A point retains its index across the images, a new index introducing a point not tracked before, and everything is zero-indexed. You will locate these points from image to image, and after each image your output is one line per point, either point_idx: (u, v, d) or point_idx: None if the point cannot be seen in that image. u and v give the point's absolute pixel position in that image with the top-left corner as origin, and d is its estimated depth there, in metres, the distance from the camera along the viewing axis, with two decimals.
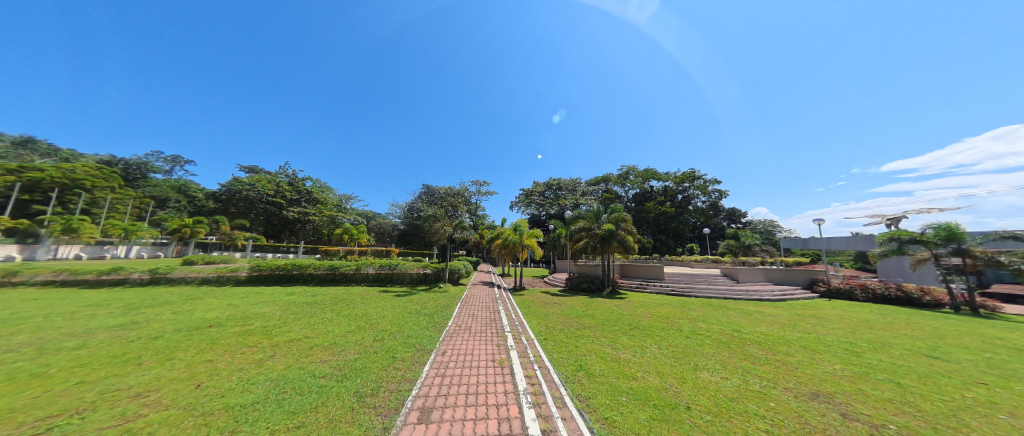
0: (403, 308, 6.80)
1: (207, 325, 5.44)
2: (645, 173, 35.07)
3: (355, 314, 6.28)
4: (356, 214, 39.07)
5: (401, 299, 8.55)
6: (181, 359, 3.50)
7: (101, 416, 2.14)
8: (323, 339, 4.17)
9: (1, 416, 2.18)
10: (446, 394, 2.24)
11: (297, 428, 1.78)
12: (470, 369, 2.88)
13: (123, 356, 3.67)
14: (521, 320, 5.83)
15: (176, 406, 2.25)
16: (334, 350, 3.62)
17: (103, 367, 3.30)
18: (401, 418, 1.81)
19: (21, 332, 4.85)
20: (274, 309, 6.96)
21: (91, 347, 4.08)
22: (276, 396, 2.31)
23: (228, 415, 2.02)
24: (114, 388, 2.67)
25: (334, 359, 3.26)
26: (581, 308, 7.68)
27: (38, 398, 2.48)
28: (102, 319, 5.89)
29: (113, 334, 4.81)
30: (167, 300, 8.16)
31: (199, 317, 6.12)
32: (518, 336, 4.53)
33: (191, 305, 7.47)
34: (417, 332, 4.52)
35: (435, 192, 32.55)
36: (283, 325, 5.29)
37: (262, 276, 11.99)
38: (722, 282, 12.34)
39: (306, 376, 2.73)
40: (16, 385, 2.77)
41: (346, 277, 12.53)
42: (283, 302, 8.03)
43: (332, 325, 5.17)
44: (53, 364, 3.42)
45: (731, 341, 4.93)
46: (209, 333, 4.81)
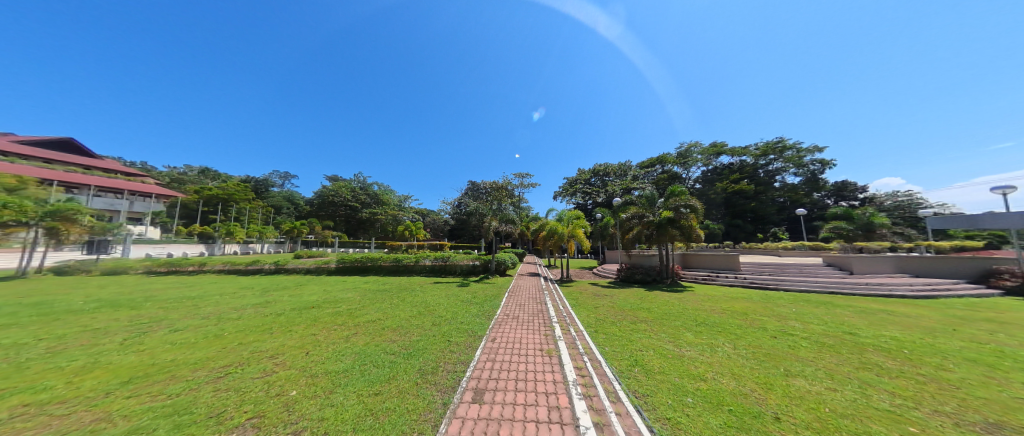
0: (457, 297, 7.33)
1: (312, 305, 6.76)
2: (711, 148, 30.82)
3: (416, 300, 7.00)
4: (414, 212, 43.25)
5: (456, 288, 9.19)
6: (296, 332, 4.42)
7: (251, 369, 2.85)
8: (393, 322, 4.78)
9: (199, 363, 3.08)
10: (497, 378, 2.35)
11: (376, 394, 2.08)
12: (518, 357, 2.95)
13: (262, 327, 4.81)
14: (569, 312, 5.72)
15: (294, 368, 2.85)
16: (401, 332, 4.11)
17: (251, 333, 4.38)
18: (458, 396, 1.95)
19: (207, 305, 6.78)
20: (356, 295, 8.23)
21: (243, 318, 5.46)
22: (360, 367, 2.73)
23: (328, 378, 2.47)
24: (257, 350, 3.51)
25: (402, 339, 3.71)
26: (637, 301, 7.19)
27: (217, 353, 3.43)
28: (249, 298, 7.85)
29: (255, 309, 6.37)
30: (285, 286, 10.37)
31: (306, 299, 7.63)
32: (566, 327, 4.47)
33: (300, 290, 9.35)
34: (468, 319, 4.82)
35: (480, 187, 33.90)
36: (363, 308, 6.21)
37: (346, 267, 14.24)
38: (822, 274, 10.13)
39: (381, 353, 3.16)
40: (205, 342, 3.89)
41: (409, 268, 14.05)
42: (362, 289, 9.46)
43: (400, 310, 5.89)
44: (224, 328, 4.69)
45: (839, 345, 4.01)
46: (312, 312, 5.95)
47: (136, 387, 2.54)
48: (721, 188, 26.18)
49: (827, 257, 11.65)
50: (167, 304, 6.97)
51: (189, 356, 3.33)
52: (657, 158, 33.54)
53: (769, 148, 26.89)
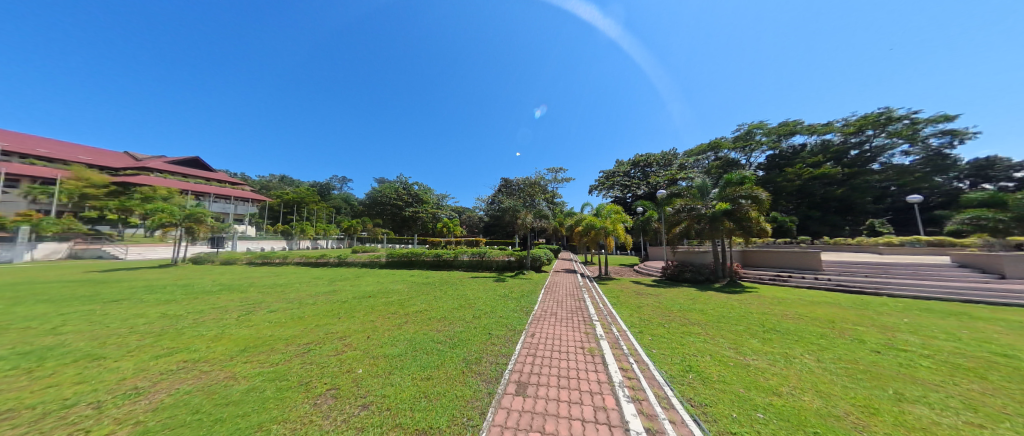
0: (494, 292, 7.55)
1: (368, 295, 7.58)
2: (781, 128, 26.58)
3: (457, 294, 7.39)
4: (450, 210, 45.41)
5: (493, 283, 9.47)
6: (358, 317, 5.02)
7: (326, 347, 3.32)
8: (438, 313, 5.12)
9: (289, 339, 3.69)
10: (539, 373, 2.38)
11: (428, 378, 2.25)
12: (559, 353, 2.94)
13: (332, 311, 5.56)
14: (610, 310, 5.50)
15: (359, 348, 3.24)
16: (445, 323, 4.38)
17: (324, 316, 5.10)
18: (501, 387, 2.01)
19: (291, 291, 8.07)
20: (403, 287, 8.97)
21: (317, 303, 6.38)
22: (412, 352, 2.98)
23: (386, 361, 2.75)
24: (330, 331, 4.08)
25: (447, 329, 3.96)
26: (687, 301, 6.60)
27: (300, 331, 4.07)
28: (319, 286, 9.11)
29: (325, 296, 7.39)
30: (345, 277, 11.75)
31: (363, 289, 8.57)
32: (608, 326, 4.30)
33: (357, 281, 10.53)
34: (507, 313, 4.93)
35: (513, 184, 34.21)
36: (411, 299, 6.77)
37: (394, 261, 15.60)
38: (941, 277, 8.10)
39: (429, 341, 3.41)
40: (292, 322, 4.65)
41: (448, 263, 14.82)
42: (408, 281, 10.28)
43: (443, 302, 6.27)
44: (304, 311, 5.55)
45: (972, 366, 3.17)
46: (369, 301, 6.70)
47: (247, 355, 3.16)
48: (794, 173, 22.47)
49: (957, 257, 9.28)
50: (263, 289, 8.47)
51: (283, 333, 4.02)
52: (709, 143, 30.04)
53: (866, 122, 22.25)
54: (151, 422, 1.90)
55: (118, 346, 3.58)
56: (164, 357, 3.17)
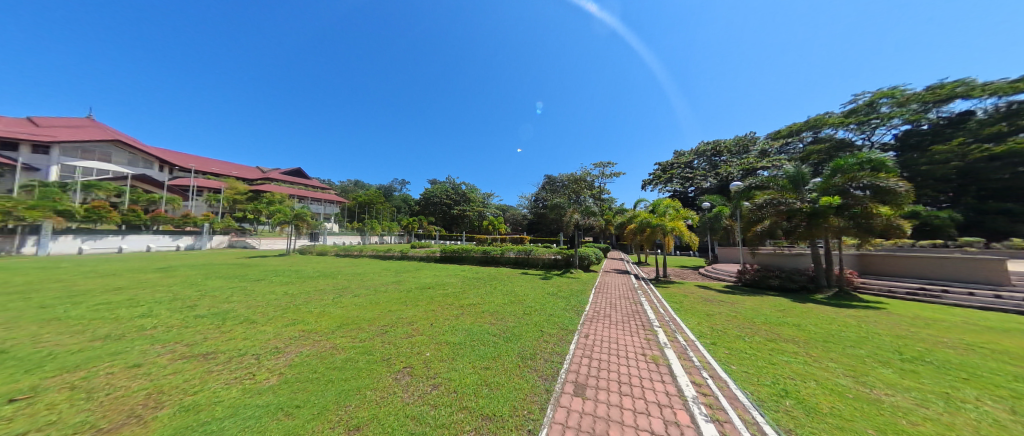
0: (543, 290, 7.54)
1: (427, 286, 8.37)
2: (929, 91, 19.80)
3: (506, 289, 7.63)
4: (495, 208, 47.00)
5: (540, 281, 9.49)
6: (420, 306, 5.59)
7: (398, 330, 3.80)
8: (490, 307, 5.37)
9: (370, 321, 4.33)
10: (597, 377, 2.31)
11: (488, 368, 2.39)
12: (617, 358, 2.81)
13: (399, 299, 6.31)
14: (673, 317, 4.99)
15: (425, 334, 3.62)
16: (497, 317, 4.58)
17: (394, 303, 5.84)
18: (559, 385, 2.03)
19: (367, 280, 9.41)
20: (456, 280, 9.63)
21: (387, 291, 7.32)
22: (471, 342, 3.21)
23: (449, 348, 3.01)
24: (400, 316, 4.66)
25: (500, 323, 4.13)
26: (773, 313, 5.56)
27: (378, 314, 4.75)
28: (386, 277, 10.40)
29: (393, 286, 8.40)
30: (406, 269, 13.14)
31: (422, 281, 9.48)
32: (672, 334, 3.91)
33: (417, 273, 11.68)
34: (557, 312, 4.90)
35: (557, 181, 33.73)
36: (464, 293, 7.25)
37: (446, 256, 16.82)
38: None
39: (485, 333, 3.62)
40: (370, 306, 5.45)
41: (495, 259, 15.35)
42: (460, 276, 10.98)
43: (494, 297, 6.57)
44: (378, 298, 6.43)
45: None
46: (429, 291, 7.40)
47: (342, 330, 3.83)
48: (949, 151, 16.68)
49: None
50: (346, 277, 10.08)
51: (365, 315, 4.75)
52: (806, 122, 24.26)
53: None
54: (283, 378, 2.45)
55: (259, 315, 4.74)
56: (287, 327, 4.06)
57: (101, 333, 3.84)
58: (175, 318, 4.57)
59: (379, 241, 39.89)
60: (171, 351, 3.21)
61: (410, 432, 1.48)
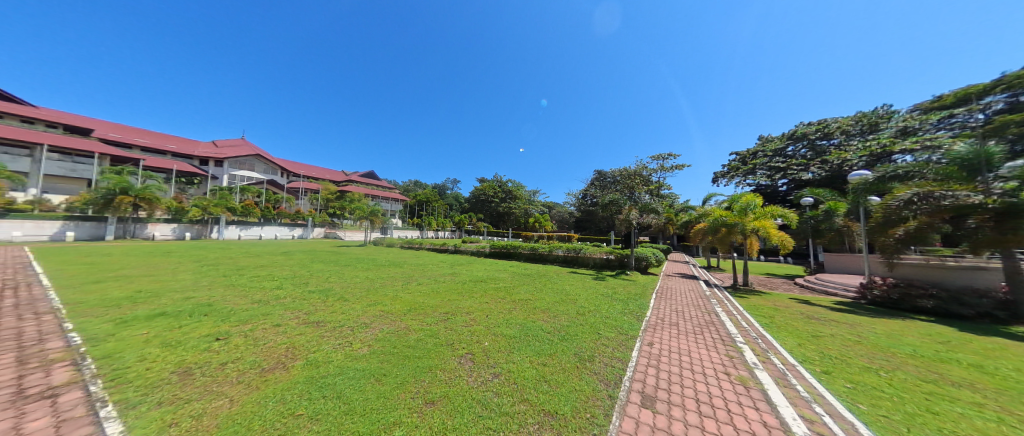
0: (596, 290, 7.22)
1: (479, 279, 8.83)
2: None
3: (557, 287, 7.55)
4: (541, 206, 46.92)
5: (592, 281, 9.10)
6: (474, 297, 5.94)
7: (458, 319, 4.10)
8: (542, 304, 5.39)
9: (432, 307, 4.80)
10: (667, 390, 2.10)
11: (544, 364, 2.41)
12: (690, 373, 2.50)
13: (456, 289, 6.83)
14: (761, 333, 4.20)
15: (480, 324, 3.84)
16: (550, 314, 4.56)
17: (451, 293, 6.33)
18: (624, 393, 1.92)
19: (427, 270, 10.40)
20: (505, 276, 9.90)
21: (444, 282, 7.97)
22: (526, 337, 3.26)
23: (504, 340, 3.12)
24: (458, 305, 5.03)
25: (554, 321, 4.11)
26: (916, 342, 4.23)
27: (438, 302, 5.21)
28: (442, 268, 11.31)
29: (449, 277, 9.10)
30: (459, 262, 14.05)
31: (474, 274, 10.03)
32: (762, 353, 3.29)
33: (468, 266, 12.38)
34: (614, 314, 4.62)
35: (606, 177, 32.10)
36: (515, 288, 7.42)
37: (495, 252, 17.42)
38: None
39: (538, 329, 3.65)
40: (432, 294, 6.02)
41: (543, 257, 15.25)
42: (509, 271, 11.24)
43: (544, 294, 6.57)
44: (438, 287, 7.05)
45: None
46: (481, 284, 7.81)
47: (412, 314, 4.35)
48: None
49: None
50: (410, 266, 11.32)
51: (429, 301, 5.28)
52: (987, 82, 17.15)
53: None
54: (370, 349, 2.91)
55: (351, 294, 5.74)
56: (370, 306, 4.80)
57: (256, 298, 5.22)
58: (296, 291, 5.86)
59: (435, 235, 43.70)
60: (297, 316, 4.16)
61: (478, 414, 1.59)
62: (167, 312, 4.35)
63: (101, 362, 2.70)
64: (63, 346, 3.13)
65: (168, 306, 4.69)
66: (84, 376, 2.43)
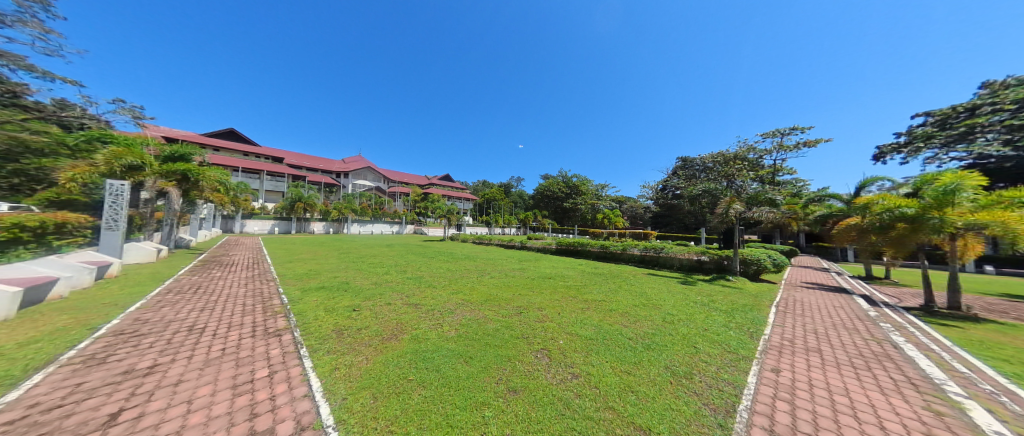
0: (685, 296, 6.22)
1: (548, 276, 8.79)
2: None
3: (635, 290, 6.80)
4: (611, 200, 43.51)
5: (678, 285, 7.86)
6: (545, 294, 5.94)
7: (530, 314, 4.16)
8: (619, 306, 4.96)
9: (506, 301, 5.03)
10: (808, 434, 1.61)
11: (627, 372, 2.21)
12: (849, 419, 1.84)
13: (525, 285, 6.96)
14: (986, 380, 2.74)
15: (553, 322, 3.82)
16: (630, 319, 4.15)
17: (521, 288, 6.49)
18: (741, 424, 1.57)
19: (497, 265, 11.01)
20: (574, 274, 9.56)
21: (514, 277, 8.24)
22: (604, 340, 3.08)
23: (579, 340, 3.03)
24: (530, 301, 5.12)
25: (637, 327, 3.71)
26: None
27: (511, 296, 5.43)
28: (511, 263, 11.75)
29: (517, 272, 9.35)
30: (526, 258, 14.35)
31: (542, 271, 10.05)
32: (993, 409, 2.15)
33: (536, 263, 12.50)
34: (714, 327, 3.86)
35: (692, 163, 27.67)
36: (586, 287, 7.07)
37: (562, 249, 16.97)
38: None
39: (618, 333, 3.37)
40: (504, 288, 6.30)
41: (616, 256, 14.06)
42: (578, 269, 10.83)
43: (621, 296, 6.05)
44: (508, 281, 7.33)
45: None
46: (550, 281, 7.75)
47: (488, 305, 4.66)
48: None
49: None
50: (482, 260, 12.19)
51: (502, 294, 5.55)
52: None
53: None
54: (457, 333, 3.26)
55: (437, 283, 6.58)
56: (452, 294, 5.40)
57: (372, 281, 6.59)
58: (398, 277, 7.12)
59: (501, 232, 46.13)
60: (401, 298, 5.04)
61: (560, 412, 1.57)
62: (323, 286, 5.97)
63: (297, 317, 4.03)
64: (279, 303, 4.82)
65: (321, 282, 6.40)
66: (291, 324, 3.77)
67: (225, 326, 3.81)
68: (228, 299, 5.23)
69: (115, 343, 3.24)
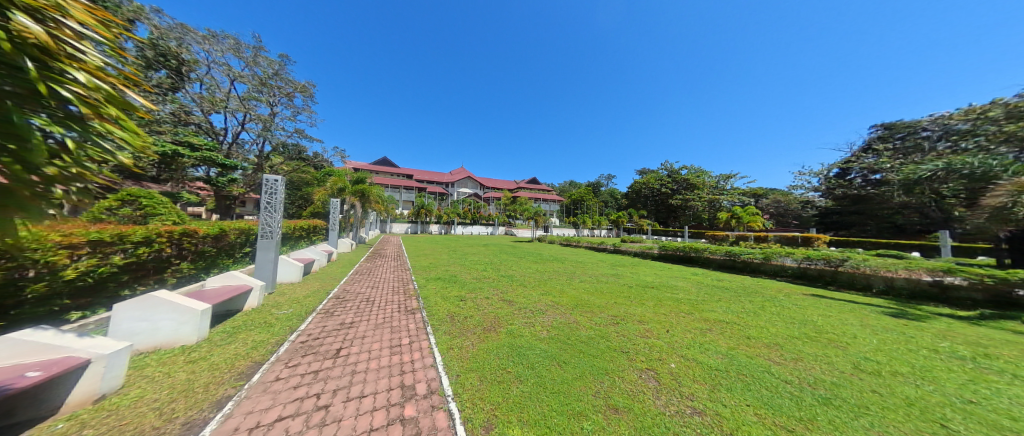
0: (898, 336, 4.03)
1: (651, 285, 7.62)
2: None
3: (791, 316, 4.94)
4: (739, 195, 33.75)
5: (873, 315, 5.26)
6: (648, 306, 5.15)
7: (630, 326, 3.73)
8: (762, 334, 3.74)
9: (601, 308, 4.68)
10: None
11: (788, 430, 1.61)
12: None
13: (622, 293, 6.27)
14: None
15: (661, 339, 3.29)
16: (783, 353, 3.06)
17: (618, 296, 5.87)
18: None
19: (589, 269, 10.42)
20: (688, 286, 7.90)
21: (609, 283, 7.56)
22: (740, 375, 2.39)
23: (700, 369, 2.48)
24: (629, 311, 4.58)
25: (801, 369, 2.65)
26: None
27: (606, 304, 5.01)
28: (604, 268, 10.88)
29: (611, 278, 8.55)
30: (622, 263, 12.97)
31: (642, 279, 8.83)
32: None
33: (634, 269, 11.11)
34: (976, 396, 2.32)
35: (900, 131, 18.63)
36: (706, 303, 5.71)
37: (668, 255, 14.39)
38: None
39: (763, 370, 2.54)
40: (598, 295, 5.87)
41: (753, 267, 10.75)
42: (693, 280, 8.90)
43: (766, 321, 4.53)
44: (603, 288, 6.79)
45: None
46: (654, 292, 6.69)
47: (581, 310, 4.46)
48: None
49: None
50: (571, 263, 11.84)
51: (597, 301, 5.19)
52: None
53: None
54: (551, 334, 3.27)
55: (529, 283, 6.82)
56: (544, 296, 5.43)
57: (475, 276, 7.45)
58: (495, 275, 7.77)
59: (589, 234, 43.95)
60: (498, 294, 5.48)
61: None
62: (439, 277, 7.21)
63: (423, 300, 5.07)
64: (413, 288, 6.21)
65: (438, 274, 7.74)
66: (421, 305, 4.78)
67: (384, 301, 5.26)
68: (385, 281, 7.19)
69: (335, 304, 5.07)
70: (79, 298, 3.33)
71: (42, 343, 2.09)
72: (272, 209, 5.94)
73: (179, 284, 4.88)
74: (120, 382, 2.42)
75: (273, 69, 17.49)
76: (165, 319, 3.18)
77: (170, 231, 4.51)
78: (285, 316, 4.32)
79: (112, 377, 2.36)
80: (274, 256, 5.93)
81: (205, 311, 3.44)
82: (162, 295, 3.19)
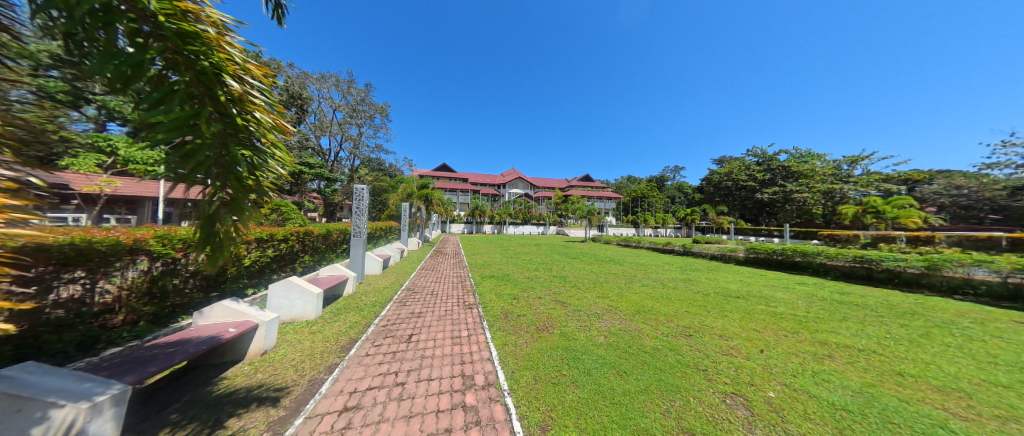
0: None
1: (737, 295, 6.37)
2: None
3: (982, 352, 3.45)
4: (871, 183, 25.66)
5: None
6: (734, 319, 4.32)
7: (708, 340, 3.20)
8: (922, 371, 2.74)
9: (672, 317, 4.12)
10: None
11: None
12: None
13: (698, 301, 5.42)
14: None
15: (755, 360, 2.71)
16: (964, 402, 2.17)
17: (691, 304, 5.10)
18: None
19: (654, 272, 9.34)
20: (792, 298, 6.34)
21: (679, 289, 6.62)
22: (887, 424, 1.78)
23: (816, 404, 1.95)
24: (708, 323, 3.92)
25: (1011, 432, 1.81)
26: None
27: (677, 313, 4.40)
28: (672, 272, 9.63)
29: (683, 284, 7.47)
30: (697, 268, 11.20)
31: (725, 286, 7.47)
32: None
33: (711, 274, 9.54)
34: None
35: None
36: (823, 322, 4.46)
37: (760, 259, 11.88)
38: None
39: (928, 421, 1.85)
40: (667, 301, 5.20)
41: (902, 278, 8.03)
42: (800, 291, 7.11)
43: (930, 353, 3.29)
44: (672, 294, 6.01)
45: None
46: (741, 303, 5.57)
47: (645, 317, 4.02)
48: None
49: None
50: (633, 266, 10.80)
51: (665, 309, 4.60)
52: None
53: None
54: (612, 341, 3.04)
55: (586, 285, 6.47)
56: (603, 299, 5.08)
57: (529, 276, 7.45)
58: (550, 275, 7.64)
59: (653, 234, 39.46)
60: (552, 295, 5.35)
61: None
62: (495, 276, 7.47)
63: (480, 297, 5.34)
64: (470, 284, 6.62)
65: (494, 272, 8.02)
66: (477, 301, 5.05)
67: (444, 295, 5.73)
68: (446, 277, 7.84)
69: (407, 295, 5.75)
70: (252, 278, 4.60)
71: (234, 309, 2.92)
72: (360, 213, 7.10)
73: (305, 272, 6.30)
74: (274, 342, 3.20)
75: (360, 97, 20.99)
76: (298, 299, 4.13)
77: (298, 231, 5.79)
78: (371, 303, 5.10)
79: (271, 338, 3.13)
80: (362, 252, 7.09)
81: (321, 294, 4.30)
82: (296, 281, 4.16)
